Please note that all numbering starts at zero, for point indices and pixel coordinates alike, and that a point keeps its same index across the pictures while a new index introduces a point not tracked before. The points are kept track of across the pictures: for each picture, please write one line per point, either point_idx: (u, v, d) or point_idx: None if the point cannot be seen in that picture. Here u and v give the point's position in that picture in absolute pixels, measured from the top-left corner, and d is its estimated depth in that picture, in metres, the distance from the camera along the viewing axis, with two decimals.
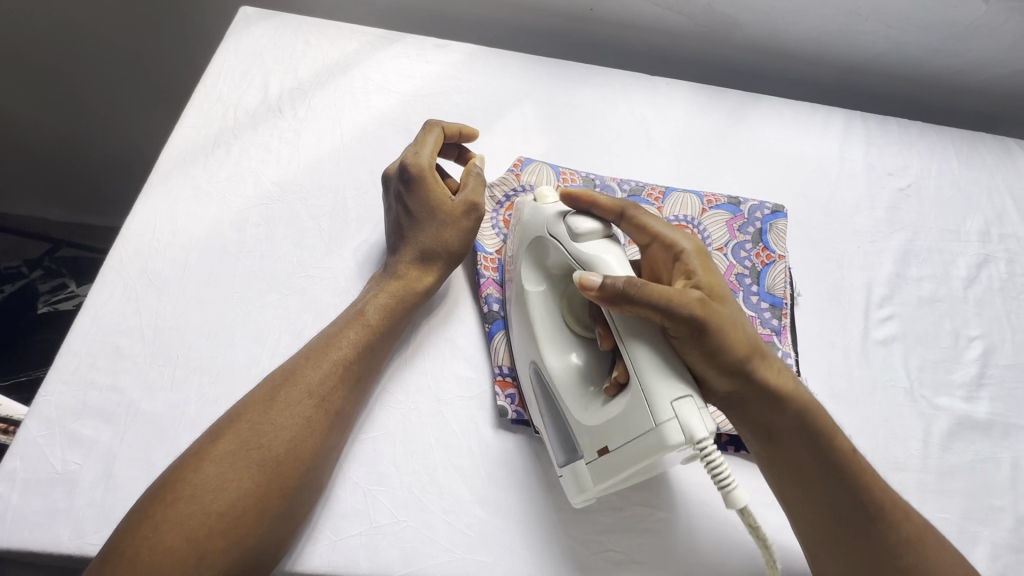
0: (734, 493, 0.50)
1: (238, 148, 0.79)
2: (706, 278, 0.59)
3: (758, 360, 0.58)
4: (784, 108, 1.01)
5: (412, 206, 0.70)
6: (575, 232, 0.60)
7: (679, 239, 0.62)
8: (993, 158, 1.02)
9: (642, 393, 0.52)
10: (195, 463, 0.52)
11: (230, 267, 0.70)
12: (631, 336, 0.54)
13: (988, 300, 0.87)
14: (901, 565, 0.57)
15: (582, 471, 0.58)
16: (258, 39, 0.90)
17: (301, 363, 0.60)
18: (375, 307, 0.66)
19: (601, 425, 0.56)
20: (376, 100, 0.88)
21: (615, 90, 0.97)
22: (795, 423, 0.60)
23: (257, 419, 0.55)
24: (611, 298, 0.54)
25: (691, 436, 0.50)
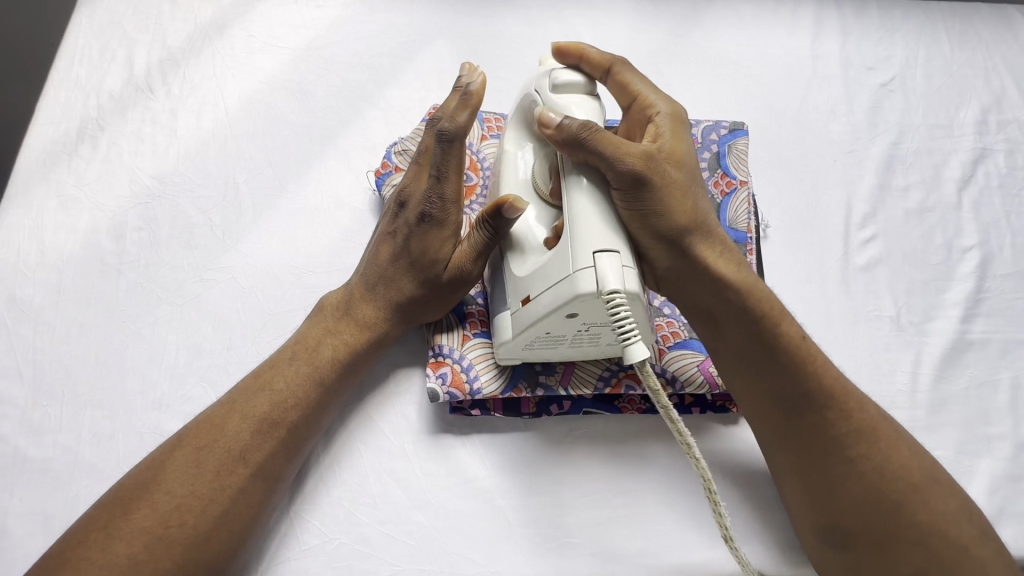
0: (633, 347, 0.45)
1: (105, 141, 0.69)
2: (670, 143, 0.54)
3: (705, 231, 0.54)
4: (743, 6, 0.86)
5: (412, 252, 0.57)
6: (555, 83, 0.56)
7: (655, 100, 0.56)
8: (991, 32, 0.88)
9: (569, 240, 0.49)
10: (102, 540, 0.44)
11: (112, 282, 0.62)
12: (575, 177, 0.51)
13: (985, 202, 0.76)
14: (849, 456, 0.51)
15: (505, 320, 0.55)
16: (116, 5, 0.77)
17: (235, 420, 0.50)
18: (326, 352, 0.55)
19: (529, 273, 0.52)
20: (262, 60, 0.75)
21: (544, 10, 0.83)
22: (759, 336, 0.53)
23: (179, 490, 0.47)
24: (564, 137, 0.51)
25: (601, 286, 0.46)
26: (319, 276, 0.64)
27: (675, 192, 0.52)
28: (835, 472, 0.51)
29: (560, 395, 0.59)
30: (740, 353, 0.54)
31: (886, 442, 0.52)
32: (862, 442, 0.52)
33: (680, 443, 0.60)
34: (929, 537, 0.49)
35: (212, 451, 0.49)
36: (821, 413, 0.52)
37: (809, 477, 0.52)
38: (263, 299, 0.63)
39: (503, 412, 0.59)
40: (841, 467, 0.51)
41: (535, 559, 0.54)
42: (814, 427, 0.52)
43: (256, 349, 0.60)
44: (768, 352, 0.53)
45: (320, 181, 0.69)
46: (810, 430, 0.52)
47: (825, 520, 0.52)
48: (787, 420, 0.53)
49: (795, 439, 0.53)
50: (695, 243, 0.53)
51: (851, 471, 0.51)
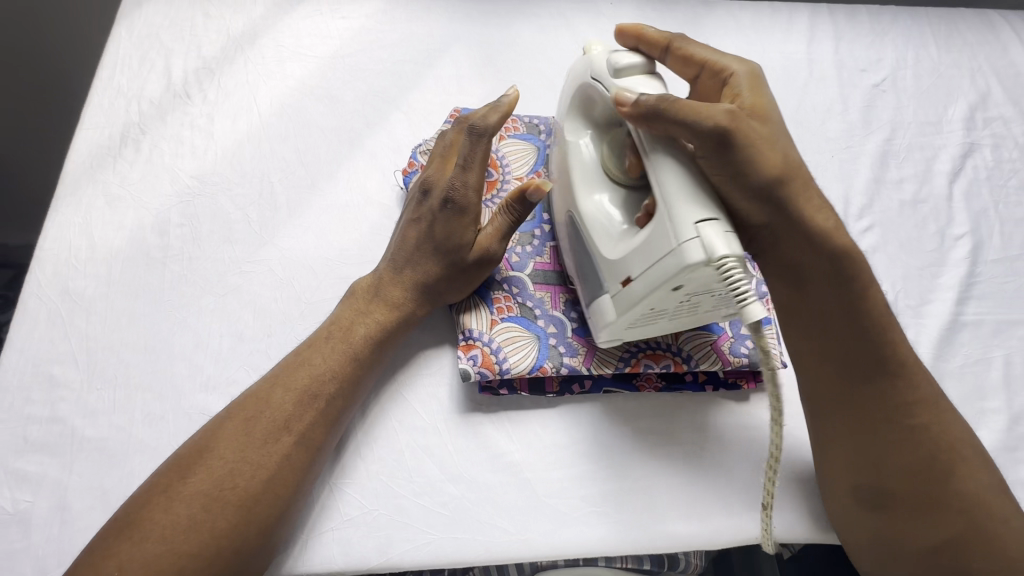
0: (748, 307, 0.47)
1: (147, 144, 0.73)
2: (751, 99, 0.56)
3: (795, 183, 0.55)
4: (741, 13, 0.92)
5: (438, 237, 0.61)
6: (615, 67, 0.57)
7: (725, 68, 0.58)
8: (974, 36, 0.94)
9: (667, 214, 0.50)
10: (164, 503, 0.48)
11: (157, 274, 0.66)
12: (654, 151, 0.53)
13: (974, 193, 0.81)
14: (913, 424, 0.55)
15: (607, 303, 0.58)
16: (152, 18, 0.82)
17: (278, 394, 0.54)
18: (359, 330, 0.59)
19: (626, 254, 0.54)
20: (291, 68, 0.80)
21: (555, 19, 0.88)
22: (839, 297, 0.56)
23: (230, 455, 0.51)
24: (641, 115, 0.52)
25: (710, 254, 0.47)
26: (352, 267, 0.68)
27: (764, 149, 0.53)
28: (889, 439, 0.55)
29: (583, 375, 0.63)
30: (805, 317, 0.58)
31: (946, 417, 0.56)
32: (921, 410, 0.56)
33: (694, 417, 0.64)
34: (968, 506, 0.53)
35: (259, 420, 0.53)
36: (890, 382, 0.56)
37: (871, 457, 0.55)
38: (299, 289, 0.67)
39: (529, 392, 0.63)
40: (900, 434, 0.55)
41: (562, 527, 0.58)
42: (882, 394, 0.56)
43: (295, 336, 0.64)
44: (835, 337, 0.56)
45: (348, 179, 0.73)
46: (875, 397, 0.56)
47: (867, 480, 0.55)
48: (854, 387, 0.56)
49: (854, 408, 0.56)
50: (786, 196, 0.54)
51: (906, 438, 0.55)
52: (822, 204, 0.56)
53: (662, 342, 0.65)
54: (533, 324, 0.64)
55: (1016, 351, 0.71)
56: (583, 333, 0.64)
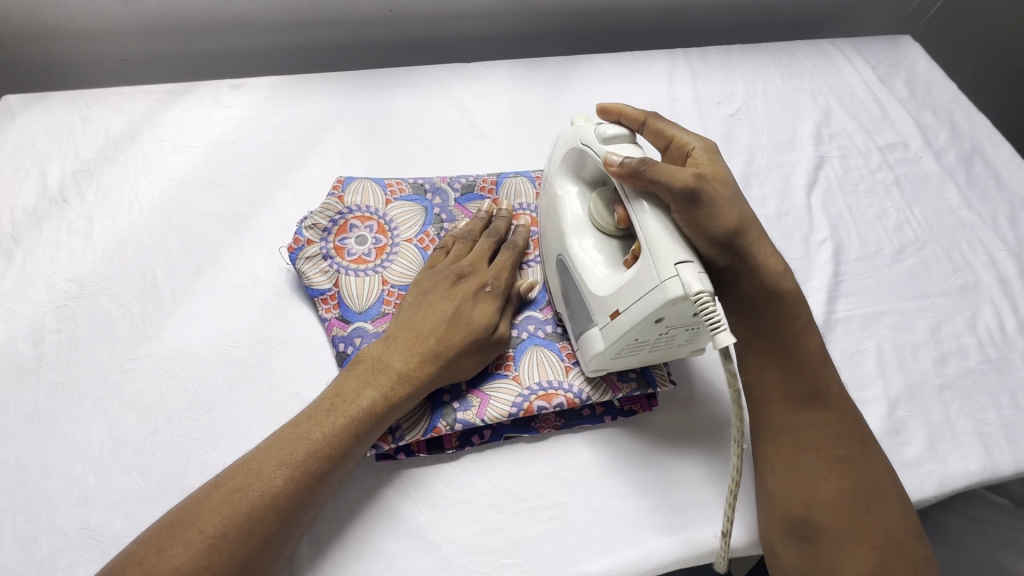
0: (720, 335, 0.50)
1: (20, 253, 0.72)
2: (709, 167, 0.62)
3: (750, 233, 0.60)
4: (606, 63, 1.01)
5: (467, 312, 0.64)
6: (603, 136, 0.63)
7: (688, 138, 0.64)
8: (813, 63, 1.06)
9: (650, 254, 0.55)
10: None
11: (30, 386, 0.63)
12: (639, 201, 0.58)
13: (829, 201, 0.89)
14: (839, 454, 0.59)
15: (595, 336, 0.61)
16: (28, 127, 0.82)
17: (250, 489, 0.51)
18: (365, 402, 0.58)
19: (613, 291, 0.59)
20: (174, 160, 0.82)
21: (433, 87, 0.94)
22: (774, 334, 0.62)
23: (168, 554, 0.47)
24: (626, 172, 0.58)
25: (687, 291, 0.51)
26: (241, 349, 0.68)
27: (724, 203, 0.59)
28: (819, 468, 0.58)
29: (479, 427, 0.64)
30: (768, 354, 0.62)
31: (867, 450, 0.60)
32: (845, 443, 0.60)
33: (595, 450, 0.65)
34: (885, 542, 0.56)
35: (246, 493, 0.51)
36: (817, 412, 0.60)
37: (794, 486, 0.58)
38: (185, 379, 0.65)
39: (428, 452, 0.63)
40: (826, 463, 0.58)
41: None
42: (812, 423, 0.60)
43: (182, 429, 0.62)
44: (814, 363, 0.61)
45: (235, 261, 0.74)
46: (807, 424, 0.60)
47: (797, 510, 0.57)
48: (792, 414, 0.60)
49: (790, 437, 0.60)
50: (745, 243, 0.60)
51: (833, 466, 0.58)
52: (776, 254, 0.62)
53: (554, 382, 0.66)
54: None
55: (886, 339, 0.77)
56: (477, 385, 0.65)
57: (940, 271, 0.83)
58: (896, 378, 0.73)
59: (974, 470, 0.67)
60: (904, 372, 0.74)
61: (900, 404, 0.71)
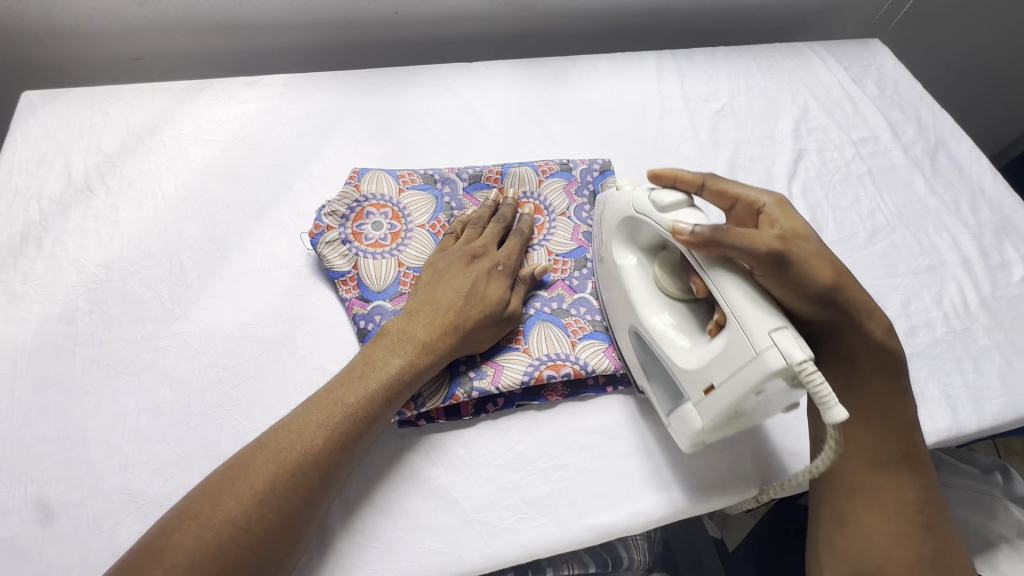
0: (831, 410, 0.49)
1: (50, 240, 0.75)
2: (788, 223, 0.62)
3: (844, 288, 0.61)
4: (600, 63, 1.07)
5: (482, 288, 0.69)
6: (660, 204, 0.62)
7: (758, 196, 0.64)
8: (791, 64, 1.14)
9: (740, 325, 0.54)
10: (194, 530, 0.49)
11: (66, 362, 0.67)
12: (717, 271, 0.56)
13: (808, 189, 0.96)
14: (920, 520, 0.60)
15: (690, 413, 0.60)
16: (50, 122, 0.85)
17: (291, 450, 0.55)
18: (392, 368, 0.62)
19: (700, 367, 0.58)
20: (193, 153, 0.85)
21: (438, 85, 0.99)
22: (863, 395, 0.64)
23: (220, 506, 0.51)
24: (700, 242, 0.56)
25: (790, 361, 0.50)
26: (266, 328, 0.72)
27: (813, 259, 0.59)
28: (896, 529, 0.60)
29: (494, 395, 0.69)
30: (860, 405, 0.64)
31: (942, 514, 0.62)
32: (926, 508, 0.61)
33: (601, 415, 0.71)
34: None
35: (287, 453, 0.55)
36: (903, 476, 0.62)
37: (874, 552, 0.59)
38: (215, 355, 0.69)
39: (446, 418, 0.68)
40: (909, 528, 0.60)
41: (493, 538, 0.62)
42: (897, 485, 0.61)
43: (214, 400, 0.66)
44: (898, 426, 0.63)
45: (257, 246, 0.78)
46: (892, 487, 0.61)
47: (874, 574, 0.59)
48: (882, 475, 0.62)
49: (869, 499, 0.61)
50: (841, 298, 0.60)
51: (914, 530, 0.60)
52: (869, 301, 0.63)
53: (561, 353, 0.71)
54: None
55: None
56: (490, 357, 0.70)
57: (909, 253, 0.91)
58: None
59: (941, 429, 0.75)
60: None
61: None
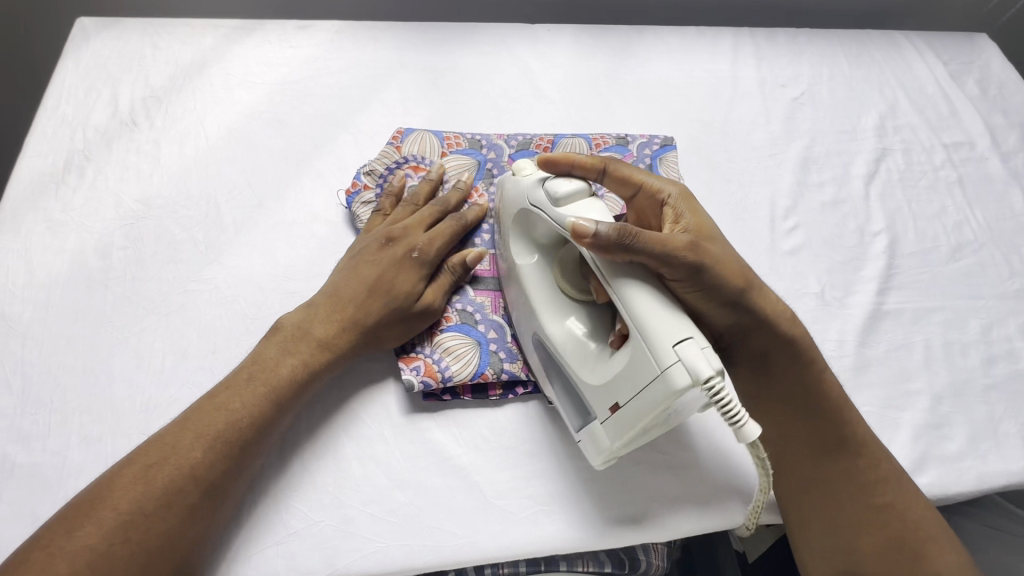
0: (745, 428, 0.47)
1: (92, 170, 0.74)
2: (693, 221, 0.60)
3: (755, 289, 0.59)
4: (671, 36, 0.99)
5: (389, 276, 0.63)
6: (556, 196, 0.56)
7: (662, 186, 0.62)
8: (882, 54, 1.03)
9: (643, 340, 0.48)
10: (47, 559, 0.46)
11: (98, 297, 0.66)
12: (622, 278, 0.51)
13: (889, 193, 0.87)
14: (880, 502, 0.59)
15: (597, 432, 0.55)
16: (100, 51, 0.83)
17: (185, 444, 0.53)
18: (284, 370, 0.58)
19: (610, 380, 0.52)
20: (240, 95, 0.83)
21: (496, 45, 0.93)
22: (783, 393, 0.63)
23: (119, 504, 0.49)
24: (606, 244, 0.50)
25: (698, 377, 0.45)
26: (298, 282, 0.69)
27: (722, 261, 0.56)
28: (857, 517, 0.58)
29: (524, 378, 0.65)
30: (775, 399, 0.63)
31: (909, 493, 0.59)
32: (883, 487, 0.59)
33: None
34: None
35: (166, 463, 0.51)
36: (853, 460, 0.60)
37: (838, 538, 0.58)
38: (245, 305, 0.67)
39: (472, 397, 0.64)
40: (869, 514, 0.58)
41: (510, 527, 0.59)
42: (847, 470, 0.60)
43: (239, 351, 0.64)
44: (834, 412, 0.62)
45: (295, 197, 0.75)
46: (841, 475, 0.60)
47: (845, 565, 0.57)
48: (822, 464, 0.61)
49: (817, 487, 0.60)
50: (751, 300, 0.58)
51: (875, 514, 0.58)
52: (779, 303, 0.61)
53: None
54: (473, 329, 0.66)
55: (935, 335, 0.76)
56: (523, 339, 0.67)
57: (995, 274, 0.82)
58: (942, 374, 0.73)
59: (1014, 471, 0.67)
60: (951, 369, 0.73)
61: (945, 399, 0.71)
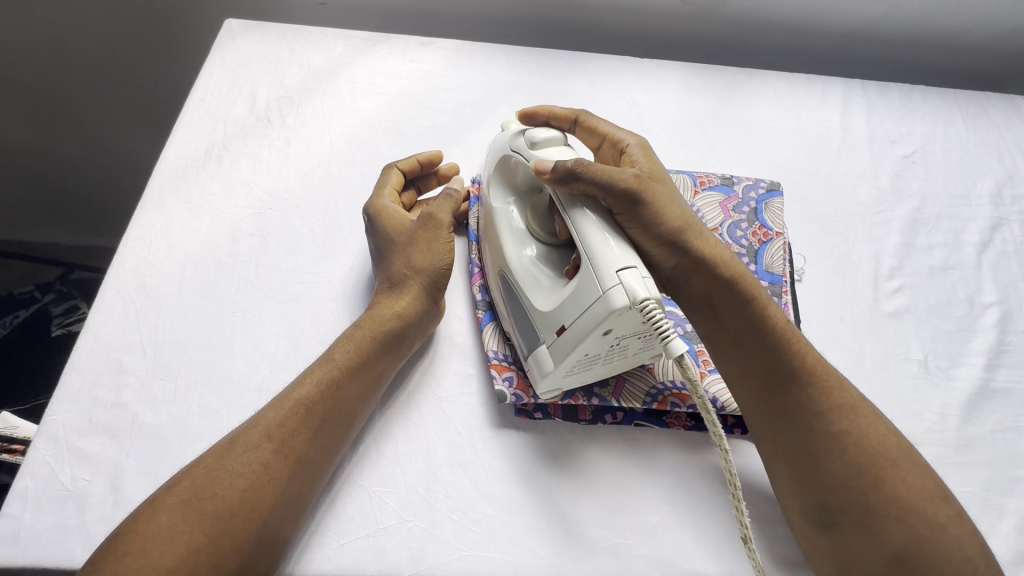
0: (673, 343, 0.51)
1: (228, 159, 0.80)
2: (646, 165, 0.66)
3: (693, 231, 0.64)
4: (779, 82, 0.98)
5: (387, 246, 0.69)
6: (534, 142, 0.66)
7: (622, 136, 0.69)
8: (1002, 118, 0.99)
9: (591, 266, 0.55)
10: (152, 513, 0.50)
11: (226, 278, 0.71)
12: (574, 208, 0.59)
13: (1003, 265, 0.84)
14: (833, 430, 0.57)
15: (544, 354, 0.60)
16: (244, 51, 0.91)
17: (271, 413, 0.57)
18: (340, 346, 0.63)
19: (558, 305, 0.58)
20: (363, 102, 0.88)
21: (605, 76, 0.95)
22: (732, 326, 0.62)
23: (213, 464, 0.53)
24: (560, 177, 0.59)
25: (633, 298, 0.52)
26: None
27: (663, 202, 0.62)
28: (817, 447, 0.56)
29: (614, 406, 0.66)
30: (727, 346, 0.63)
31: (867, 424, 0.57)
32: (840, 415, 0.57)
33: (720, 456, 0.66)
34: (910, 514, 0.53)
35: (248, 432, 0.56)
36: (804, 392, 0.59)
37: (797, 467, 0.57)
38: (355, 301, 0.71)
39: (562, 417, 0.66)
40: (824, 445, 0.56)
41: (591, 555, 0.58)
42: (800, 405, 0.58)
43: None
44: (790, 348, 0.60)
45: None
46: (797, 410, 0.58)
47: (812, 496, 0.55)
48: (776, 399, 0.59)
49: (774, 420, 0.59)
50: (689, 240, 0.63)
51: (835, 444, 0.56)
52: (721, 245, 0.65)
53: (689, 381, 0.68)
54: None
55: None
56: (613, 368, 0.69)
57: None
58: None
59: None
60: None
61: None
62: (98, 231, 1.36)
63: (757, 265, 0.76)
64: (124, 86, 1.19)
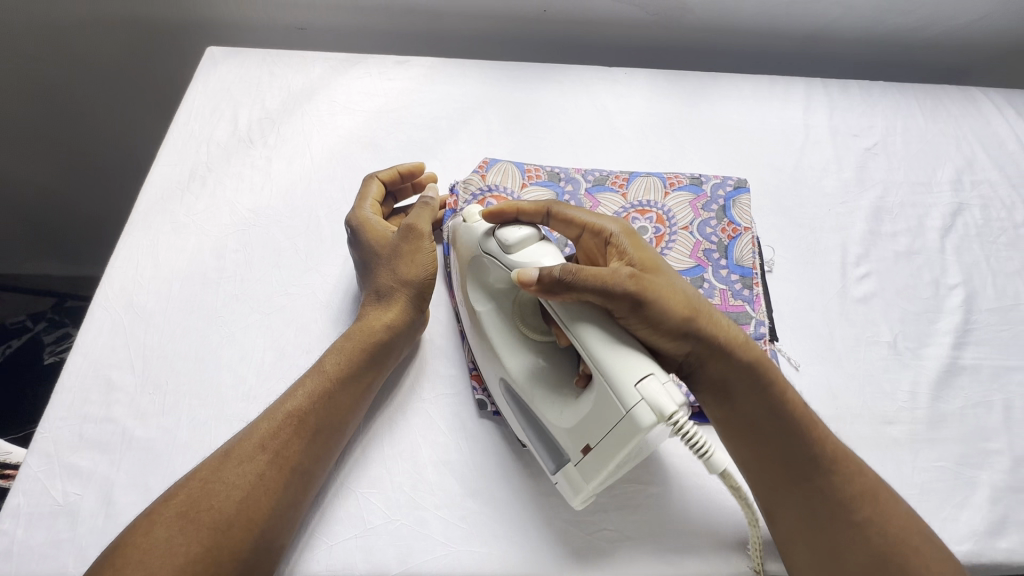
0: (713, 459, 0.51)
1: (212, 180, 0.83)
2: (637, 254, 0.61)
3: (706, 317, 0.59)
4: (744, 83, 1.02)
5: (371, 259, 0.71)
6: (507, 244, 0.61)
7: (604, 223, 0.64)
8: (959, 108, 1.03)
9: (607, 384, 0.52)
10: (148, 526, 0.51)
11: (211, 293, 0.73)
12: (575, 320, 0.55)
13: (966, 248, 0.87)
14: (857, 518, 0.57)
15: (571, 473, 0.57)
16: (225, 76, 0.94)
17: (263, 424, 0.59)
18: (330, 358, 0.64)
19: (578, 423, 0.56)
20: (342, 120, 0.91)
21: (575, 85, 0.99)
22: (743, 416, 0.61)
23: (208, 478, 0.55)
24: (551, 287, 0.56)
25: (661, 413, 0.49)
26: None
27: (668, 291, 0.58)
28: (843, 535, 0.56)
29: None
30: (745, 437, 0.61)
31: (886, 504, 0.58)
32: (863, 502, 0.57)
33: None
34: None
35: (241, 445, 0.57)
36: (826, 478, 0.58)
37: (825, 559, 0.56)
38: (338, 310, 0.73)
39: None
40: (850, 534, 0.56)
41: (576, 545, 0.60)
42: (823, 492, 0.58)
43: None
44: (805, 433, 0.59)
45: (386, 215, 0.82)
46: (821, 501, 0.58)
47: None
48: (799, 489, 0.59)
49: (796, 510, 0.58)
50: (703, 326, 0.58)
51: (859, 532, 0.56)
52: (734, 327, 0.61)
53: None
54: None
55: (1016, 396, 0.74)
56: None
57: None
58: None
59: None
60: None
61: None
62: (86, 260, 1.37)
63: (727, 259, 0.78)
64: (118, 96, 1.19)
